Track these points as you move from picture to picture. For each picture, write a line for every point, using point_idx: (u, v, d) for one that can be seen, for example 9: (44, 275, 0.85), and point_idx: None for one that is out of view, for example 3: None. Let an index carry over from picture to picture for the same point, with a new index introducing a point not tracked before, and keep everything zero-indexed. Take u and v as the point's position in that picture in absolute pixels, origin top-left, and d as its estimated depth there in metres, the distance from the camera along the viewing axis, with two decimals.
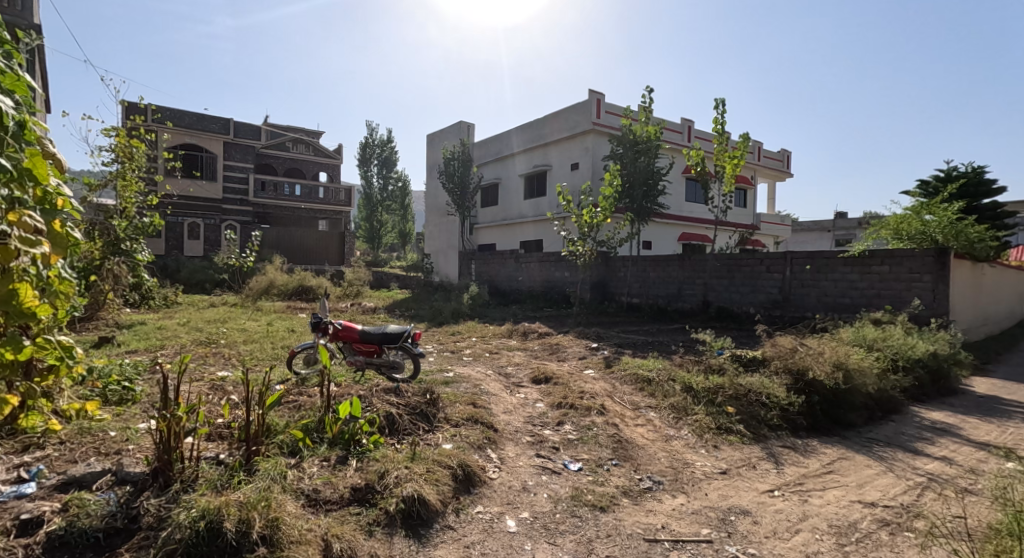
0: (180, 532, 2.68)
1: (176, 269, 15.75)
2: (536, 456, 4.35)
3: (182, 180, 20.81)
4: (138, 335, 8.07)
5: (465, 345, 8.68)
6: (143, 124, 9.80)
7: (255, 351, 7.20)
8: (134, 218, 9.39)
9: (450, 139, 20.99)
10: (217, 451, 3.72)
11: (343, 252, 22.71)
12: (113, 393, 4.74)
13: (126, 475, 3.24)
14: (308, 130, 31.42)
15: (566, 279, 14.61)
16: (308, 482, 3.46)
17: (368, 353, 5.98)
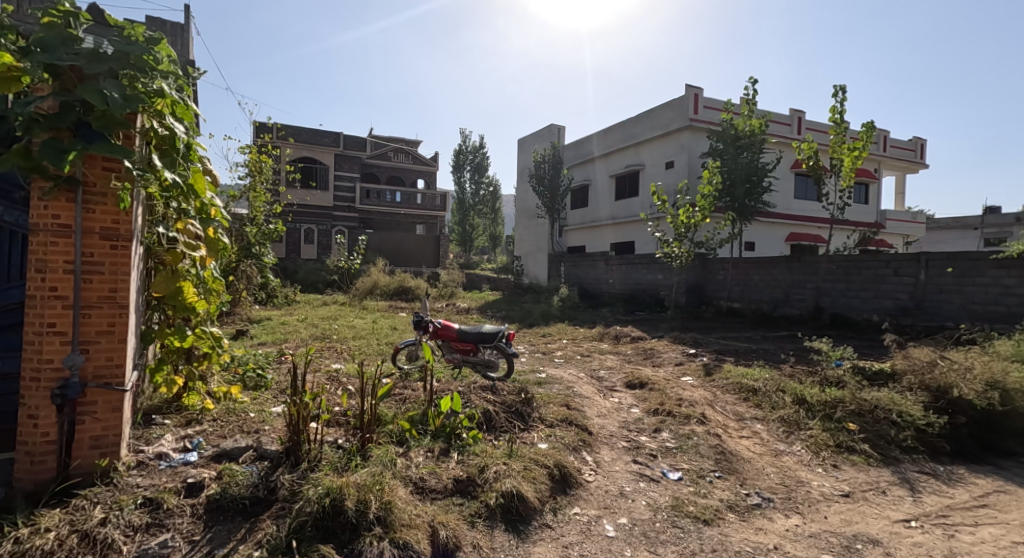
0: (310, 506, 2.98)
1: (295, 270, 17.30)
2: (633, 462, 4.29)
3: (299, 191, 22.90)
4: (266, 329, 9.04)
5: (556, 347, 8.72)
6: (269, 142, 10.96)
7: (363, 346, 7.78)
8: (261, 225, 10.52)
9: (541, 142, 21.15)
10: (337, 436, 4.07)
11: (439, 255, 23.71)
12: (250, 378, 5.34)
13: (264, 452, 3.68)
14: (409, 140, 33.23)
15: (660, 281, 14.15)
16: (415, 470, 3.69)
17: (464, 351, 6.20)
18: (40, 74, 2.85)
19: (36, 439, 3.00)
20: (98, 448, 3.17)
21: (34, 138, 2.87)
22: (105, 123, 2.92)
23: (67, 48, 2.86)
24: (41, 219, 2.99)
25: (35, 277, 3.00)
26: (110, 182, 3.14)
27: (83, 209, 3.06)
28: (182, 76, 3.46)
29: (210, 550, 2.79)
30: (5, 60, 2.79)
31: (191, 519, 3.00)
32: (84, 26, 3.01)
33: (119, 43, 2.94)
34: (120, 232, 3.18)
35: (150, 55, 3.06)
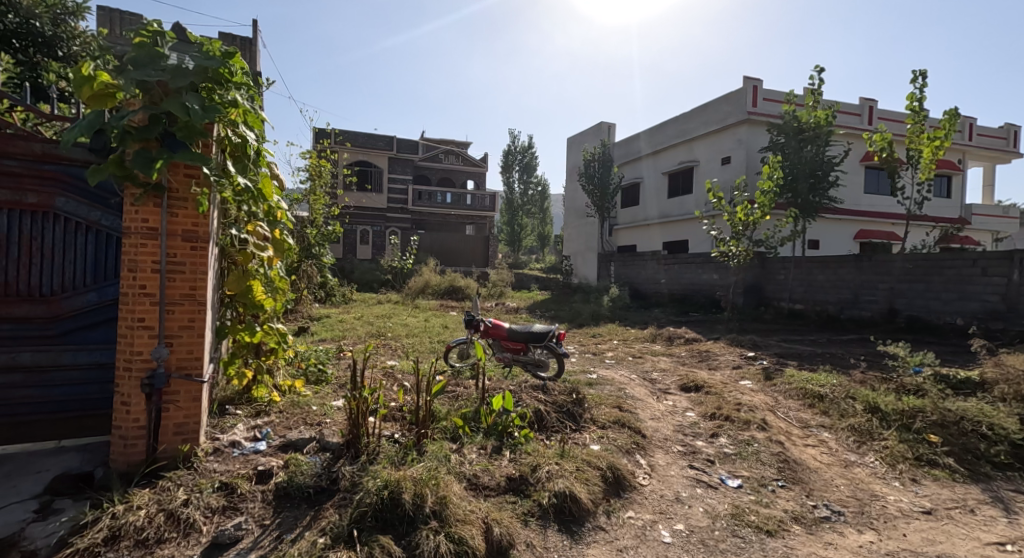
0: (369, 497, 3.09)
1: (351, 270, 17.93)
2: (689, 467, 4.18)
3: (356, 193, 23.71)
4: (325, 326, 9.42)
5: (607, 348, 8.62)
6: (327, 148, 11.41)
7: (416, 344, 7.97)
8: (321, 226, 10.98)
9: (591, 140, 20.92)
10: (393, 430, 4.19)
11: (489, 254, 23.96)
12: (312, 372, 5.60)
13: (327, 443, 3.85)
14: (459, 142, 33.71)
15: (715, 281, 13.71)
16: (468, 466, 3.74)
17: (515, 350, 6.24)
18: (132, 89, 3.12)
19: (129, 424, 3.27)
20: (181, 434, 3.42)
21: (127, 148, 3.13)
22: (187, 133, 3.15)
23: (155, 64, 3.12)
24: (133, 222, 3.26)
25: (128, 276, 3.27)
26: (190, 188, 3.37)
27: (168, 213, 3.30)
28: (253, 87, 3.68)
29: (279, 534, 2.94)
30: (104, 78, 3.14)
31: (262, 504, 3.18)
32: (169, 44, 3.26)
33: (199, 58, 3.16)
34: (200, 234, 3.40)
35: (226, 68, 3.28)
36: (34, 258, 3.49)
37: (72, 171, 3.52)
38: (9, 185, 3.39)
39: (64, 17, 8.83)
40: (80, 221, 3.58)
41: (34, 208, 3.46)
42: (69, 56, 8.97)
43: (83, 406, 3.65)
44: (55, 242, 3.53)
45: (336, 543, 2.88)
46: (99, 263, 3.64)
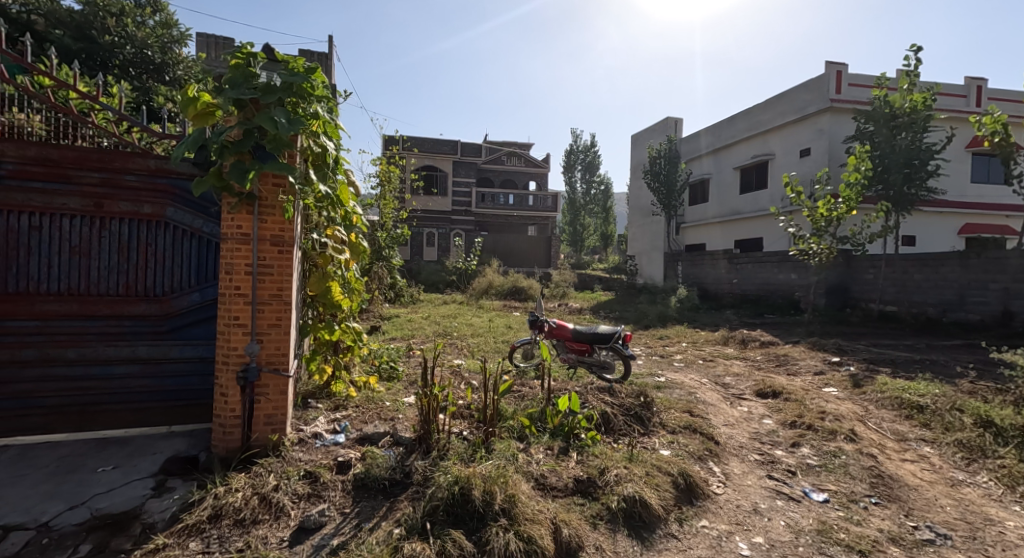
0: (441, 492, 3.17)
1: (418, 271, 18.48)
2: (768, 478, 3.97)
3: (422, 197, 24.42)
4: (395, 326, 9.76)
5: (676, 350, 8.35)
6: (395, 154, 11.82)
7: (481, 344, 8.08)
8: (390, 229, 11.37)
9: (657, 137, 20.37)
10: (462, 428, 4.27)
11: (551, 255, 23.83)
12: (385, 369, 5.81)
13: (400, 438, 3.99)
14: (522, 144, 33.93)
15: (794, 281, 12.96)
16: (536, 466, 3.75)
17: (580, 351, 6.16)
18: (229, 107, 3.40)
19: (227, 413, 3.55)
20: (271, 424, 3.66)
21: (224, 161, 3.40)
22: (275, 145, 3.37)
23: (248, 84, 3.39)
24: (229, 228, 3.54)
25: (225, 278, 3.56)
26: (278, 196, 3.60)
27: (258, 220, 3.56)
28: (333, 100, 3.88)
29: (358, 523, 3.09)
30: (206, 99, 3.50)
31: (342, 493, 3.35)
32: (260, 63, 3.51)
33: (285, 75, 3.39)
34: (286, 239, 3.64)
35: (309, 83, 3.50)
36: (149, 262, 3.87)
37: (180, 184, 3.88)
38: (128, 197, 3.78)
39: (171, 45, 9.94)
40: (186, 229, 3.93)
41: (149, 217, 3.84)
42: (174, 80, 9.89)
43: (188, 396, 3.98)
44: (165, 248, 3.89)
45: (410, 535, 2.98)
46: (202, 266, 3.98)
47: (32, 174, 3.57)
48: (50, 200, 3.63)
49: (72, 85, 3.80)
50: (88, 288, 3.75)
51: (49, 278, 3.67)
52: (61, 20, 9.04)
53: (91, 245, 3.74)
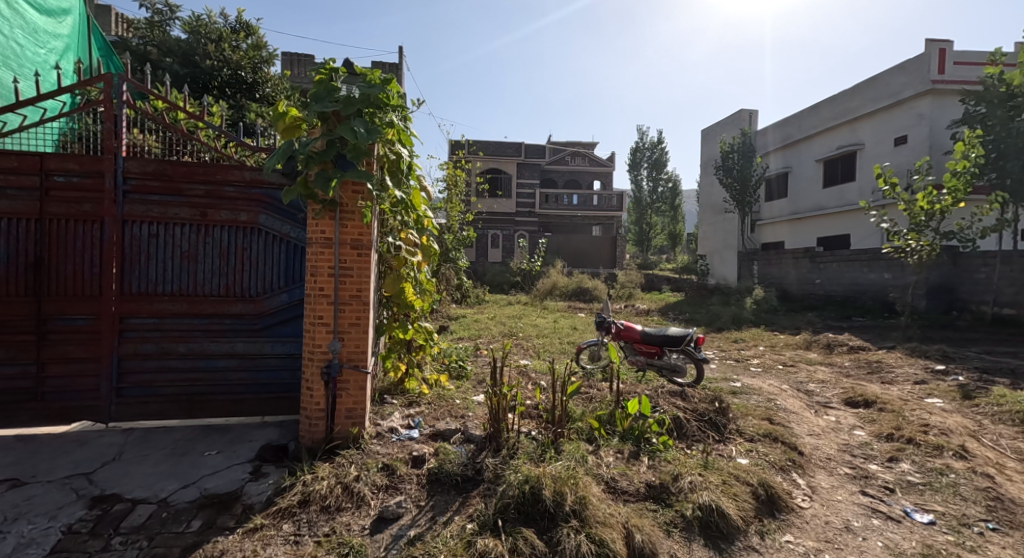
0: (512, 490, 3.21)
1: (483, 272, 18.77)
2: (861, 493, 3.73)
3: (487, 199, 24.79)
4: (462, 326, 9.98)
5: (752, 355, 7.97)
6: (460, 158, 12.05)
7: (547, 345, 8.11)
8: (456, 232, 11.59)
9: (729, 131, 19.50)
10: (531, 427, 4.31)
11: (617, 256, 23.37)
12: (454, 368, 5.97)
13: (471, 435, 4.10)
14: (587, 143, 33.54)
15: (888, 281, 12.02)
16: (606, 470, 3.73)
17: (650, 353, 6.02)
18: (313, 119, 3.64)
19: (312, 407, 3.81)
20: (351, 418, 3.87)
21: (309, 170, 3.64)
22: (355, 154, 3.60)
23: (331, 97, 3.62)
24: (313, 233, 3.80)
25: (310, 279, 3.81)
26: (357, 202, 3.82)
27: (340, 225, 3.79)
28: (407, 108, 4.05)
29: (433, 516, 3.21)
30: (293, 113, 3.80)
31: (418, 486, 3.49)
32: (341, 77, 3.73)
33: (364, 87, 3.62)
34: (364, 242, 3.86)
35: (385, 93, 3.70)
36: (245, 266, 4.20)
37: (271, 193, 4.22)
38: (228, 207, 4.16)
39: (261, 65, 10.50)
40: (277, 234, 4.24)
41: (245, 224, 4.19)
42: (264, 97, 10.51)
43: (279, 389, 4.28)
44: (259, 253, 4.22)
45: (483, 530, 3.07)
46: (291, 269, 4.28)
47: (150, 188, 4.00)
48: (164, 210, 4.04)
49: (182, 106, 4.20)
50: (195, 289, 4.13)
51: (163, 280, 4.07)
52: (170, 49, 9.95)
53: (197, 250, 4.12)
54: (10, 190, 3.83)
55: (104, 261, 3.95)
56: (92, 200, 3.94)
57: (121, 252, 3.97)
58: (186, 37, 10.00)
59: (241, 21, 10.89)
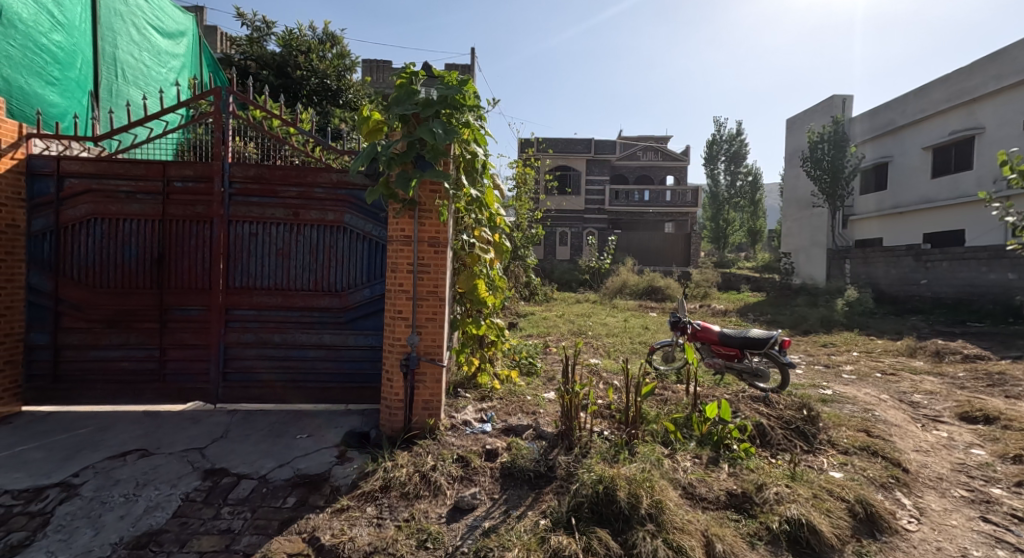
0: (585, 490, 3.20)
1: (552, 270, 18.75)
2: (981, 520, 3.38)
3: (556, 197, 24.70)
4: (531, 323, 10.03)
5: (844, 361, 7.42)
6: (530, 156, 12.06)
7: (617, 344, 7.98)
8: (525, 230, 11.62)
9: (818, 119, 18.18)
10: (604, 427, 4.27)
11: (691, 254, 22.51)
12: (524, 364, 6.03)
13: (543, 432, 4.14)
14: (659, 138, 32.51)
15: (1014, 283, 10.79)
16: (683, 474, 3.62)
17: (728, 356, 5.77)
18: (395, 122, 3.81)
19: (392, 397, 3.99)
20: (428, 409, 4.02)
21: (391, 171, 3.81)
22: (433, 154, 3.73)
23: (411, 100, 3.77)
24: (394, 231, 3.99)
25: (390, 275, 4.01)
26: (434, 201, 3.96)
27: (418, 223, 3.95)
28: (483, 108, 4.13)
29: (507, 509, 3.28)
30: (376, 116, 4.00)
31: (492, 479, 3.57)
32: (421, 81, 3.88)
33: (442, 89, 3.74)
34: (441, 240, 3.99)
35: (463, 94, 3.81)
36: (333, 262, 4.46)
37: (356, 194, 4.46)
38: (317, 207, 4.43)
39: (343, 73, 11.06)
40: (360, 233, 4.48)
41: (333, 223, 4.45)
42: (347, 103, 11.16)
43: (362, 379, 4.52)
44: (344, 250, 4.47)
45: (556, 527, 3.09)
46: (372, 265, 4.50)
47: (251, 191, 4.35)
48: (262, 211, 4.38)
49: (279, 114, 4.52)
50: (288, 283, 4.43)
51: (262, 275, 4.41)
52: (265, 62, 10.65)
53: (291, 248, 4.43)
54: (139, 194, 4.30)
55: (213, 258, 4.34)
56: (204, 202, 4.35)
57: (226, 250, 4.35)
58: (280, 50, 10.72)
59: (327, 32, 11.49)
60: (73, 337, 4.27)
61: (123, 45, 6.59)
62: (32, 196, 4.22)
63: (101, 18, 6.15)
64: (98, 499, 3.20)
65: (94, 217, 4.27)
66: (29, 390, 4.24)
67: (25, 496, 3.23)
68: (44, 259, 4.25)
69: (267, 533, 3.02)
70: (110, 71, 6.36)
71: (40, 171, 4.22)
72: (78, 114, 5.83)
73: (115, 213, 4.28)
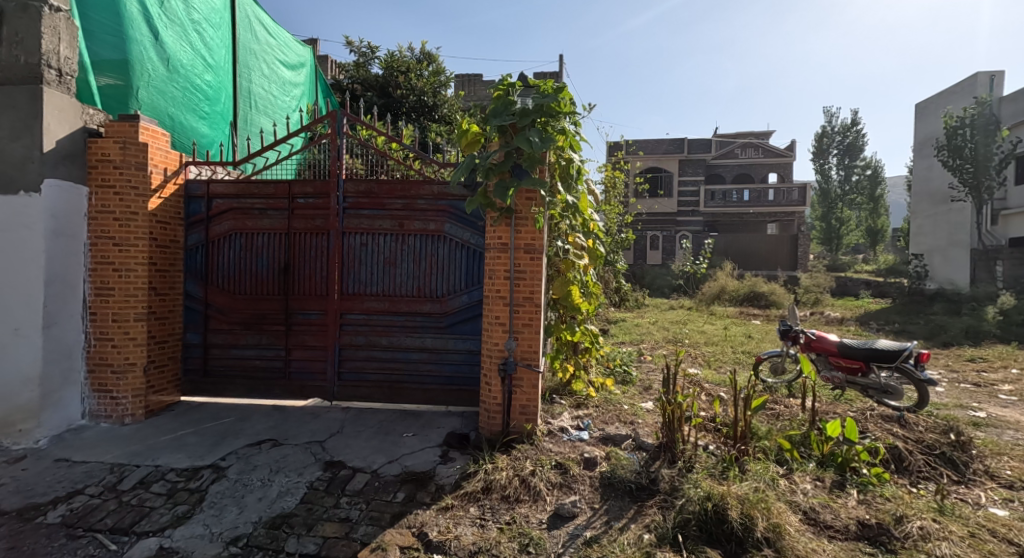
0: (692, 506, 3.09)
1: (643, 276, 18.24)
2: None
3: (647, 199, 24.02)
4: (623, 330, 9.81)
5: (999, 379, 6.47)
6: (620, 159, 11.84)
7: (718, 354, 7.57)
8: (615, 235, 11.41)
9: (957, 102, 16.11)
10: (708, 442, 4.07)
11: (798, 257, 20.84)
12: (618, 373, 5.92)
13: (643, 443, 4.05)
14: (761, 133, 30.52)
15: None
16: (803, 498, 3.35)
17: (850, 369, 5.21)
18: (493, 133, 3.93)
19: (491, 400, 4.10)
20: (525, 414, 4.08)
21: (489, 181, 3.93)
22: (530, 162, 3.79)
23: (508, 111, 3.87)
24: (491, 239, 4.12)
25: (488, 282, 4.14)
26: (530, 208, 4.03)
27: (515, 230, 4.04)
28: (578, 113, 4.12)
29: (608, 520, 3.23)
30: (474, 129, 4.16)
31: (591, 488, 3.54)
32: (517, 91, 3.96)
33: (538, 97, 3.81)
34: (536, 246, 4.04)
35: (558, 102, 3.85)
36: (434, 269, 4.68)
37: (455, 204, 4.65)
38: (419, 217, 4.67)
39: (439, 89, 11.59)
40: (459, 240, 4.66)
41: (434, 233, 4.67)
42: (442, 117, 11.66)
43: (462, 381, 4.68)
44: (445, 257, 4.68)
45: (662, 543, 3.00)
46: (470, 272, 4.65)
47: (362, 205, 4.69)
48: (371, 223, 4.70)
49: (387, 131, 4.80)
50: (394, 289, 4.71)
51: (371, 282, 4.72)
52: (370, 84, 11.41)
53: (397, 256, 4.70)
54: (270, 210, 4.80)
55: (330, 266, 4.72)
56: (323, 216, 4.74)
57: (341, 259, 4.71)
58: (382, 72, 11.43)
59: (424, 51, 12.07)
60: (218, 337, 4.84)
61: (257, 79, 7.38)
62: (188, 216, 4.86)
63: (239, 57, 6.95)
64: (241, 482, 3.60)
65: (235, 232, 4.82)
66: (186, 382, 4.85)
67: (185, 474, 3.70)
68: (197, 269, 4.87)
69: (380, 525, 3.21)
70: (246, 103, 7.15)
71: (195, 193, 4.85)
72: (222, 142, 6.62)
73: (251, 227, 4.80)
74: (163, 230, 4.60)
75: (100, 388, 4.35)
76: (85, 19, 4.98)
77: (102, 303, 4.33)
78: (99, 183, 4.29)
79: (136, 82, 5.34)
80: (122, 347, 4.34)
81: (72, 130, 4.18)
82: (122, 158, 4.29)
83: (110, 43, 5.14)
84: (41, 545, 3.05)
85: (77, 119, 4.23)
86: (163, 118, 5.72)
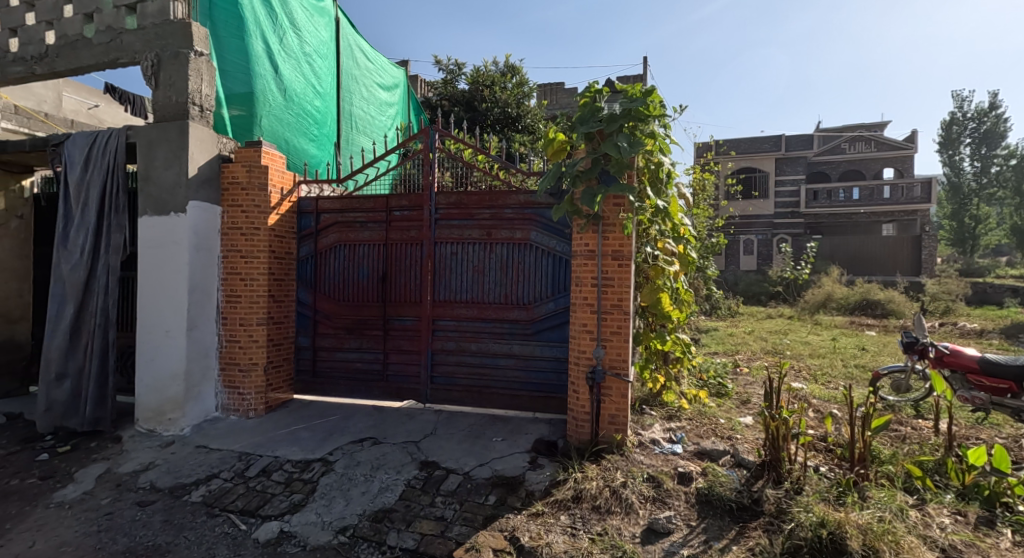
0: (804, 532, 2.89)
1: (737, 282, 17.27)
2: None
3: (740, 201, 22.77)
4: (716, 340, 9.34)
5: None
6: (711, 161, 11.36)
7: (825, 367, 7.00)
8: (705, 240, 10.93)
9: None
10: (818, 462, 3.78)
11: (922, 260, 18.74)
12: (713, 386, 5.67)
13: (743, 460, 3.84)
14: (872, 125, 27.91)
15: None
16: (940, 533, 2.99)
17: (997, 391, 4.51)
18: (580, 141, 3.93)
19: (579, 408, 4.08)
20: (615, 424, 4.02)
21: (576, 188, 3.95)
22: (618, 167, 3.76)
23: (595, 117, 3.86)
24: (578, 246, 4.12)
25: (575, 289, 4.14)
26: (618, 214, 3.99)
27: (602, 237, 4.02)
28: (667, 116, 4.03)
29: (707, 539, 3.10)
30: (560, 137, 4.19)
31: (687, 505, 3.41)
32: (604, 97, 3.94)
33: (625, 102, 3.77)
34: (624, 253, 3.99)
35: (647, 105, 3.77)
36: (521, 277, 4.76)
37: (542, 212, 4.70)
38: (506, 226, 4.78)
39: (523, 100, 11.79)
40: (545, 248, 4.70)
41: (520, 241, 4.76)
42: (526, 127, 11.85)
43: (550, 388, 4.71)
44: (531, 265, 4.74)
45: None
46: (557, 280, 4.68)
47: (452, 216, 4.88)
48: (461, 232, 4.88)
49: (475, 144, 4.94)
50: (482, 296, 4.84)
51: (461, 289, 4.89)
52: (457, 99, 11.85)
53: (484, 264, 4.83)
54: (370, 223, 5.13)
55: (423, 274, 4.95)
56: (417, 227, 5.00)
57: (433, 267, 4.93)
58: (468, 87, 11.82)
59: (508, 64, 12.32)
60: (325, 341, 5.24)
61: (357, 102, 7.95)
62: (300, 229, 5.32)
63: (342, 83, 7.53)
64: (347, 476, 3.86)
65: (339, 243, 5.21)
66: (298, 382, 5.29)
67: (300, 466, 4.03)
68: (307, 278, 5.31)
69: (474, 526, 3.31)
70: (348, 124, 7.72)
71: (306, 209, 5.30)
72: (328, 161, 7.19)
73: (353, 238, 5.16)
74: (280, 243, 5.07)
75: (230, 384, 4.86)
76: (220, 59, 5.65)
77: (232, 309, 4.84)
78: (230, 202, 4.82)
79: (259, 112, 5.96)
80: (247, 348, 4.83)
81: (210, 157, 4.75)
82: (248, 180, 4.80)
83: (240, 78, 5.79)
84: (187, 521, 3.46)
85: (214, 147, 4.79)
86: (280, 142, 6.33)
